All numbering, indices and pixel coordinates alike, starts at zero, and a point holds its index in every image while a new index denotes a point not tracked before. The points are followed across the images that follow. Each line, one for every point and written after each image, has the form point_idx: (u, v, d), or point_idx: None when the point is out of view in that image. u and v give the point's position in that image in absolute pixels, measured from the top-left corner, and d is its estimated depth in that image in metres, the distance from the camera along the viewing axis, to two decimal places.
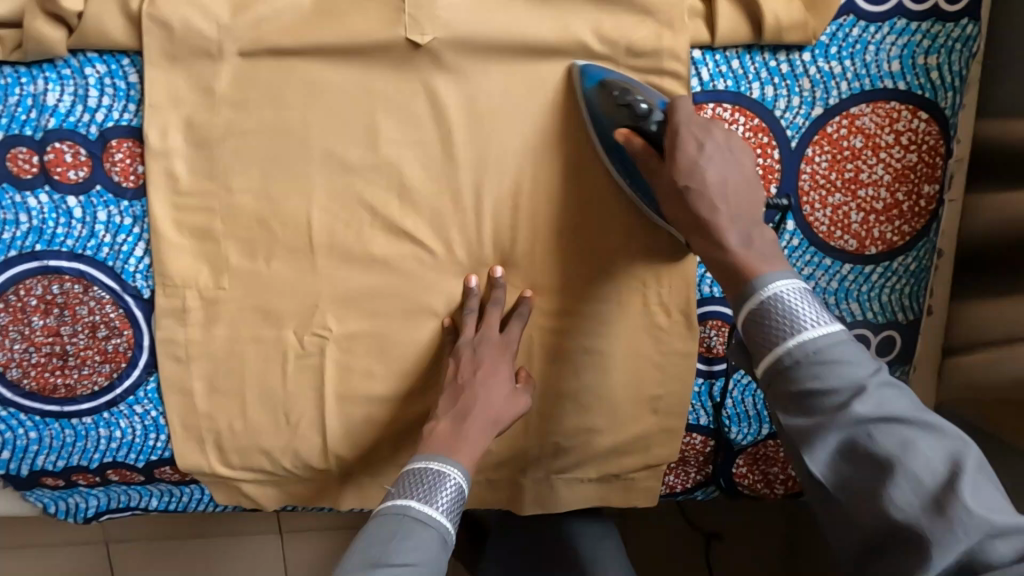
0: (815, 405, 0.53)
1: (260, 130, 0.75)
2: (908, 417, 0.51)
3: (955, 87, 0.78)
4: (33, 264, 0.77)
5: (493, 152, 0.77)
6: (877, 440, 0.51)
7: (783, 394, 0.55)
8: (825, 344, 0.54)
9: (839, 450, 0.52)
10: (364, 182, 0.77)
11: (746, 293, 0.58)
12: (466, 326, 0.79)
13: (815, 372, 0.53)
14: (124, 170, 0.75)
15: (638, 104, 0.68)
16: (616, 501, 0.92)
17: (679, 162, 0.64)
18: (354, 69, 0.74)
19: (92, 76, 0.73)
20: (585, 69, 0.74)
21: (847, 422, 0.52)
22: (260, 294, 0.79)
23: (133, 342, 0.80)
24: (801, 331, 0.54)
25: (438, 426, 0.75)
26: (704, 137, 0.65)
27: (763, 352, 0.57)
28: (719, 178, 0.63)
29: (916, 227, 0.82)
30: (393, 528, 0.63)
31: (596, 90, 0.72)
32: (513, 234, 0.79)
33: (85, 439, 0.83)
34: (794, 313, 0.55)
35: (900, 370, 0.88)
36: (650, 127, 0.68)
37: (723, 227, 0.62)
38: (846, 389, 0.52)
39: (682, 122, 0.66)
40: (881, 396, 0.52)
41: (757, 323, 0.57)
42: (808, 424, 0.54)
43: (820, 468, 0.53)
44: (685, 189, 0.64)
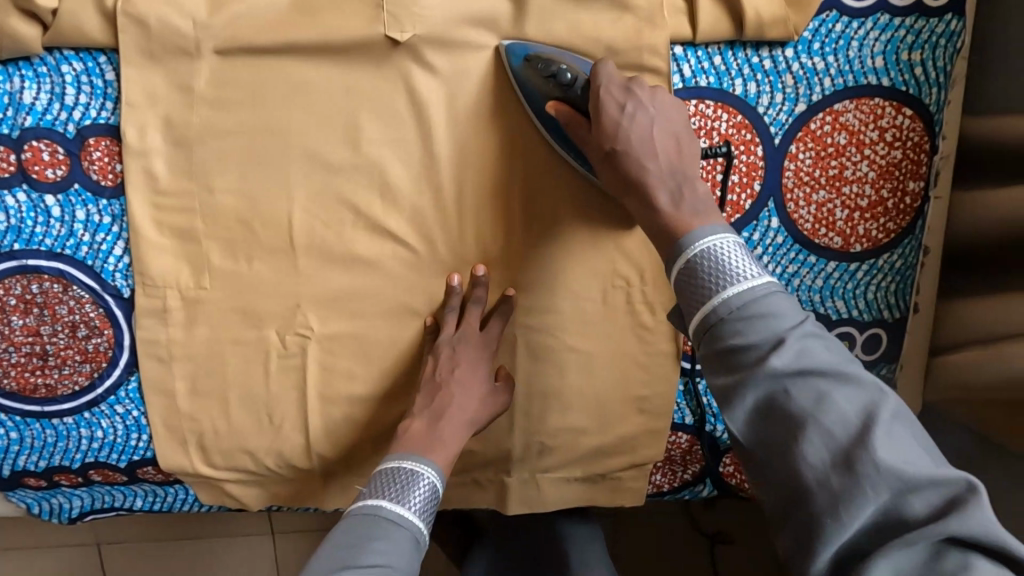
0: (735, 360, 0.53)
1: (239, 129, 0.74)
2: (828, 371, 0.50)
3: (940, 83, 0.77)
4: (11, 264, 0.76)
5: (474, 149, 0.76)
6: (794, 395, 0.50)
7: (709, 350, 0.55)
8: (750, 300, 0.53)
9: (758, 406, 0.52)
10: (345, 180, 0.76)
11: (679, 251, 0.58)
12: (446, 323, 0.79)
13: (738, 327, 0.53)
14: (102, 168, 0.74)
15: (560, 75, 0.69)
16: (603, 502, 0.91)
17: (604, 130, 0.67)
18: (334, 66, 0.74)
19: (69, 74, 0.72)
20: (509, 48, 0.73)
21: (766, 377, 0.51)
22: (241, 293, 0.79)
23: (114, 342, 0.80)
24: (727, 287, 0.54)
25: (413, 425, 0.76)
26: (625, 99, 0.67)
27: (693, 309, 0.56)
28: (642, 138, 0.66)
29: (901, 224, 0.81)
30: (364, 527, 0.65)
31: (523, 66, 0.72)
32: (495, 233, 0.79)
33: (67, 440, 0.83)
34: (722, 268, 0.55)
35: (887, 368, 0.88)
36: (575, 95, 0.69)
37: (652, 187, 0.65)
38: (766, 343, 0.51)
39: (603, 89, 0.67)
40: (801, 349, 0.51)
41: (688, 280, 0.57)
42: (728, 380, 0.53)
43: (739, 424, 0.52)
44: (612, 152, 0.67)
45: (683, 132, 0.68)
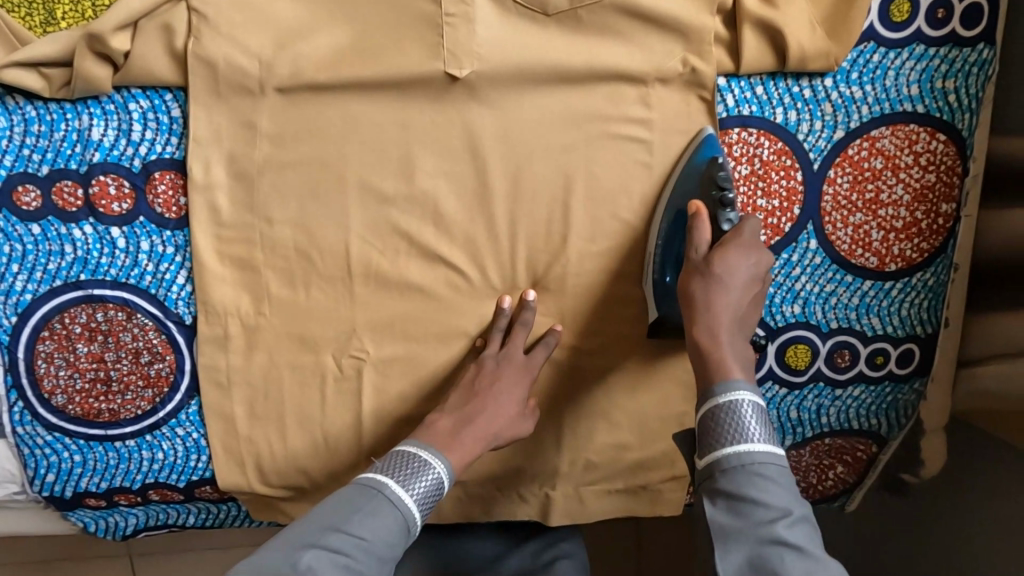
0: (745, 511, 0.59)
1: (299, 163, 0.77)
2: (817, 555, 0.57)
3: (972, 109, 0.80)
4: (77, 294, 0.79)
5: (526, 180, 0.79)
6: (786, 564, 0.56)
7: (716, 490, 0.61)
8: (769, 464, 0.60)
9: (749, 561, 0.58)
10: (400, 210, 0.79)
11: (723, 386, 0.63)
12: (491, 341, 0.82)
13: (752, 483, 0.59)
14: (166, 201, 0.77)
15: (729, 194, 0.71)
16: (641, 513, 0.94)
17: (726, 251, 0.68)
18: (391, 102, 0.76)
19: (136, 111, 0.75)
20: (710, 137, 0.76)
21: (766, 536, 0.58)
22: (299, 321, 0.81)
23: (175, 367, 0.82)
24: (754, 441, 0.61)
25: (439, 421, 0.78)
26: (752, 254, 0.69)
27: (716, 444, 0.62)
28: (737, 289, 0.68)
29: (934, 243, 0.84)
30: (364, 500, 0.68)
31: (705, 164, 0.75)
32: (545, 258, 0.81)
33: (129, 461, 0.85)
34: (756, 420, 0.62)
35: (918, 382, 0.91)
36: (722, 223, 0.71)
37: (728, 331, 0.67)
38: (774, 508, 0.58)
39: (747, 234, 0.69)
40: (799, 529, 0.58)
41: (718, 415, 0.63)
42: (730, 525, 0.59)
43: (726, 566, 0.59)
44: (715, 276, 0.68)
45: (756, 305, 0.71)
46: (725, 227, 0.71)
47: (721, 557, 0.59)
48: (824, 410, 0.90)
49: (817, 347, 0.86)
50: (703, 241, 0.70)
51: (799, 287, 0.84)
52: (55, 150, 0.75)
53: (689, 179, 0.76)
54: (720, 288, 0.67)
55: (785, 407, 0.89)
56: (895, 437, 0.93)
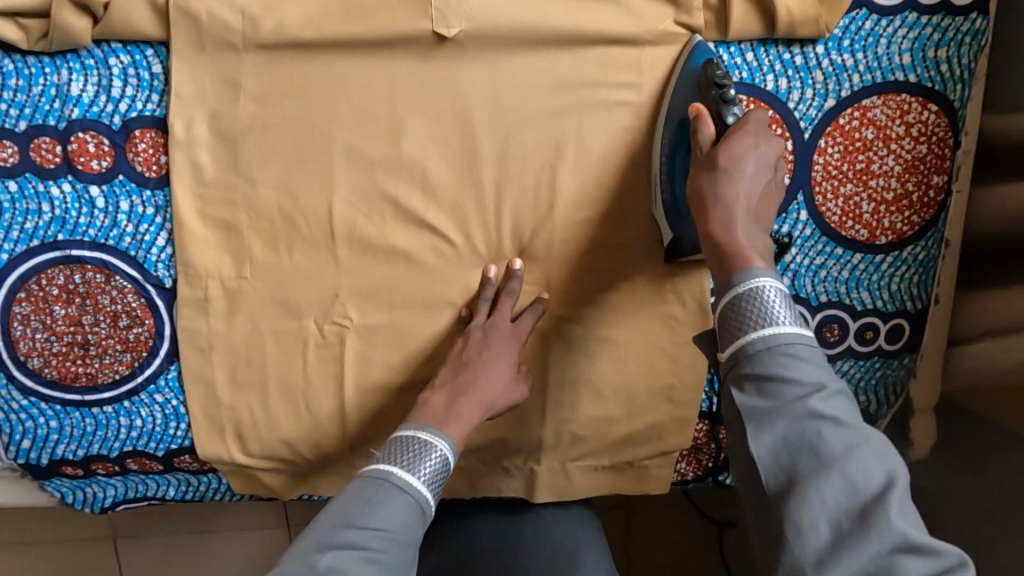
0: (776, 390, 0.57)
1: (282, 123, 0.76)
2: (855, 425, 0.56)
3: (964, 80, 0.79)
4: (55, 254, 0.77)
5: (513, 145, 0.78)
6: (824, 437, 0.55)
7: (745, 375, 0.59)
8: (797, 343, 0.58)
9: (784, 438, 0.56)
10: (385, 174, 0.78)
11: (740, 276, 0.61)
12: (478, 312, 0.80)
13: (782, 363, 0.57)
14: (147, 160, 0.76)
15: (729, 90, 0.68)
16: (628, 489, 0.93)
17: (730, 143, 0.65)
18: (378, 62, 0.75)
19: (116, 66, 0.73)
20: (698, 43, 0.74)
21: (801, 411, 0.56)
22: (281, 286, 0.80)
23: (154, 332, 0.81)
24: (779, 324, 0.59)
25: (432, 399, 0.76)
26: (762, 142, 0.66)
27: (740, 331, 0.60)
28: (748, 179, 0.64)
29: (924, 217, 0.84)
30: (372, 491, 0.66)
31: (699, 67, 0.73)
32: (531, 225, 0.80)
33: (106, 428, 0.84)
34: (779, 304, 0.59)
35: (908, 359, 0.90)
36: (726, 117, 0.68)
37: (742, 224, 0.63)
38: (807, 383, 0.57)
39: (751, 123, 0.66)
40: (833, 402, 0.57)
41: (739, 305, 0.60)
42: (762, 405, 0.57)
43: (761, 447, 0.57)
44: (724, 169, 0.64)
45: (773, 195, 0.67)
46: (730, 121, 0.68)
47: (754, 440, 0.57)
48: None
49: (806, 322, 0.85)
50: (708, 139, 0.68)
51: (789, 260, 0.83)
52: (32, 105, 0.73)
53: (683, 87, 0.74)
54: (729, 181, 0.64)
55: None
56: (884, 416, 0.92)
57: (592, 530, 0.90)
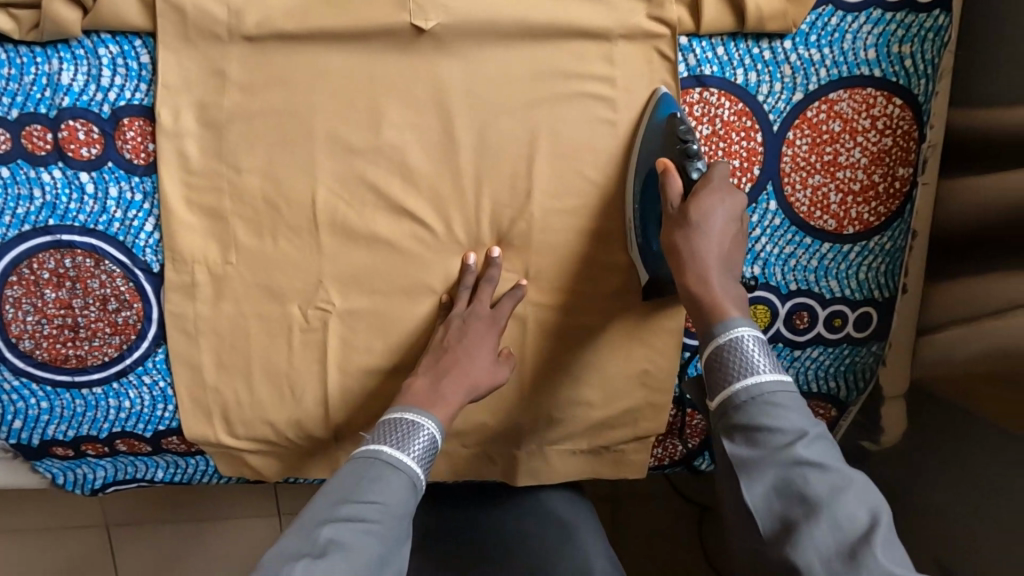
0: (762, 439, 0.58)
1: (265, 113, 0.78)
2: (839, 468, 0.56)
3: (928, 75, 0.82)
4: (46, 239, 0.80)
5: (490, 135, 0.80)
6: (810, 482, 0.55)
7: (733, 426, 0.61)
8: (779, 391, 0.60)
9: (774, 486, 0.57)
10: (366, 162, 0.80)
11: (719, 327, 0.63)
12: (459, 299, 0.83)
13: (765, 411, 0.59)
14: (135, 147, 0.78)
15: (692, 144, 0.72)
16: (605, 473, 0.95)
17: (699, 198, 0.68)
18: (359, 54, 0.78)
19: (106, 57, 0.76)
20: (664, 95, 0.78)
21: (787, 459, 0.57)
22: (265, 271, 0.82)
23: (143, 315, 0.83)
24: (759, 372, 0.61)
25: (415, 382, 0.78)
26: (727, 197, 0.69)
27: (723, 383, 0.62)
28: (717, 233, 0.68)
29: (891, 207, 0.86)
30: (365, 469, 0.67)
31: (665, 120, 0.76)
32: (509, 213, 0.83)
33: (95, 409, 0.86)
34: (759, 353, 0.61)
35: (876, 346, 0.93)
36: (691, 173, 0.71)
37: (717, 276, 0.66)
38: (791, 431, 0.58)
39: (717, 178, 0.69)
40: (819, 448, 0.58)
41: (719, 356, 0.63)
42: (750, 455, 0.58)
43: (752, 495, 0.58)
44: (695, 224, 0.67)
45: (742, 247, 0.71)
46: (694, 176, 0.71)
47: (746, 490, 0.58)
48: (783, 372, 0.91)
49: (776, 308, 0.88)
50: (677, 193, 0.71)
51: (759, 248, 0.86)
52: (24, 94, 0.76)
53: (653, 140, 0.78)
54: (700, 236, 0.67)
55: None
56: (856, 402, 0.95)
57: (570, 512, 0.93)
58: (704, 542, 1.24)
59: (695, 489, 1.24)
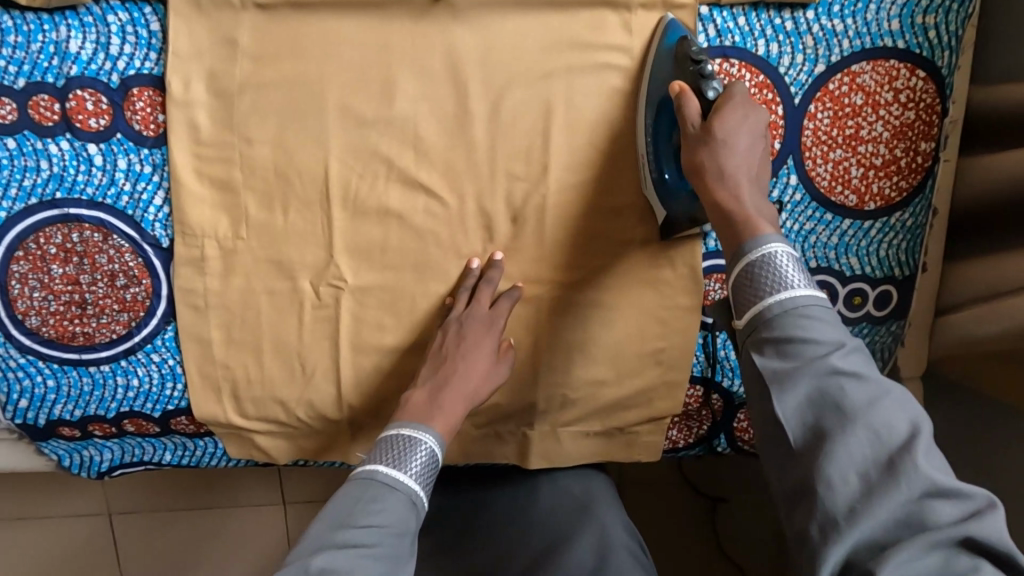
0: (797, 350, 0.56)
1: (277, 82, 0.77)
2: (875, 379, 0.56)
3: (952, 47, 0.80)
4: (53, 213, 0.78)
5: (506, 106, 0.79)
6: (848, 393, 0.55)
7: (765, 337, 0.59)
8: (814, 303, 0.58)
9: (809, 397, 0.56)
10: (380, 135, 0.79)
11: (751, 246, 0.61)
12: (458, 300, 0.81)
13: (801, 323, 0.57)
14: (144, 118, 0.76)
15: (707, 66, 0.70)
16: (618, 456, 0.94)
17: (724, 115, 0.66)
18: (373, 23, 0.76)
19: (115, 24, 0.74)
20: (670, 22, 0.76)
21: (825, 370, 0.55)
22: (275, 245, 0.81)
23: (151, 291, 0.82)
24: (793, 287, 0.58)
25: (415, 395, 0.78)
26: (750, 110, 0.67)
27: (756, 297, 0.60)
28: (744, 149, 0.66)
29: (913, 182, 0.85)
30: (362, 491, 0.67)
31: (676, 45, 0.74)
32: (524, 187, 0.81)
33: (103, 388, 0.84)
34: (792, 269, 0.59)
35: (895, 325, 0.91)
36: (707, 92, 0.68)
37: (747, 190, 0.64)
38: (827, 342, 0.56)
39: (739, 95, 0.68)
40: (854, 358, 0.57)
41: (751, 271, 0.60)
42: (785, 367, 0.57)
43: (786, 407, 0.56)
44: (722, 141, 0.65)
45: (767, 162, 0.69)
46: (711, 95, 0.68)
47: (779, 401, 0.57)
48: None
49: None
50: (696, 114, 0.68)
51: (779, 224, 0.84)
52: (31, 62, 0.74)
53: (662, 65, 0.75)
54: (727, 153, 0.65)
55: None
56: None
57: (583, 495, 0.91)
58: (715, 531, 1.23)
59: (705, 475, 1.23)
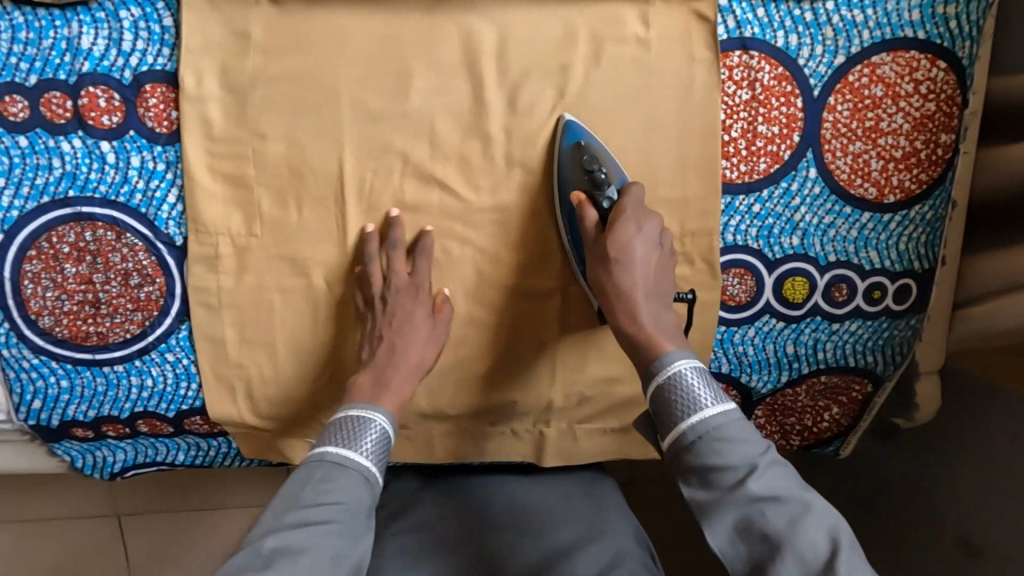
0: (714, 479, 0.62)
1: (291, 77, 0.76)
2: (793, 497, 0.59)
3: (973, 37, 0.79)
4: (66, 211, 0.77)
5: (522, 100, 0.78)
6: (767, 517, 0.59)
7: (688, 466, 0.64)
8: (722, 425, 0.63)
9: (735, 525, 0.60)
10: (394, 130, 0.78)
11: (658, 370, 0.68)
12: (372, 277, 0.79)
13: (714, 449, 0.62)
14: (158, 115, 0.76)
15: (599, 175, 0.76)
16: (634, 453, 0.94)
17: (615, 233, 0.73)
18: (387, 16, 0.75)
19: (127, 19, 0.73)
20: (568, 123, 0.78)
21: (742, 497, 0.60)
22: (289, 242, 0.80)
23: (165, 290, 0.81)
24: (701, 410, 0.64)
25: (360, 379, 0.77)
26: (642, 222, 0.75)
27: (673, 422, 0.66)
28: (640, 262, 0.74)
29: (933, 175, 0.84)
30: (312, 473, 0.67)
31: (574, 150, 0.77)
32: (540, 182, 0.80)
33: (117, 389, 0.84)
34: (697, 389, 0.65)
35: (915, 319, 0.90)
36: (603, 204, 0.76)
37: (644, 306, 0.73)
38: (740, 466, 0.61)
39: (630, 207, 0.75)
40: (771, 476, 0.61)
41: (662, 395, 0.67)
42: (708, 498, 0.62)
43: (718, 538, 0.61)
44: (616, 260, 0.73)
45: (668, 265, 0.76)
46: (606, 205, 0.76)
47: (711, 533, 0.61)
48: (820, 345, 0.89)
49: (815, 281, 0.86)
50: (592, 226, 0.76)
51: (799, 218, 0.84)
52: (43, 59, 0.73)
53: (566, 169, 0.78)
54: (622, 269, 0.73)
55: (781, 341, 0.88)
56: (891, 377, 0.93)
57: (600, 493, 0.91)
58: None
59: None
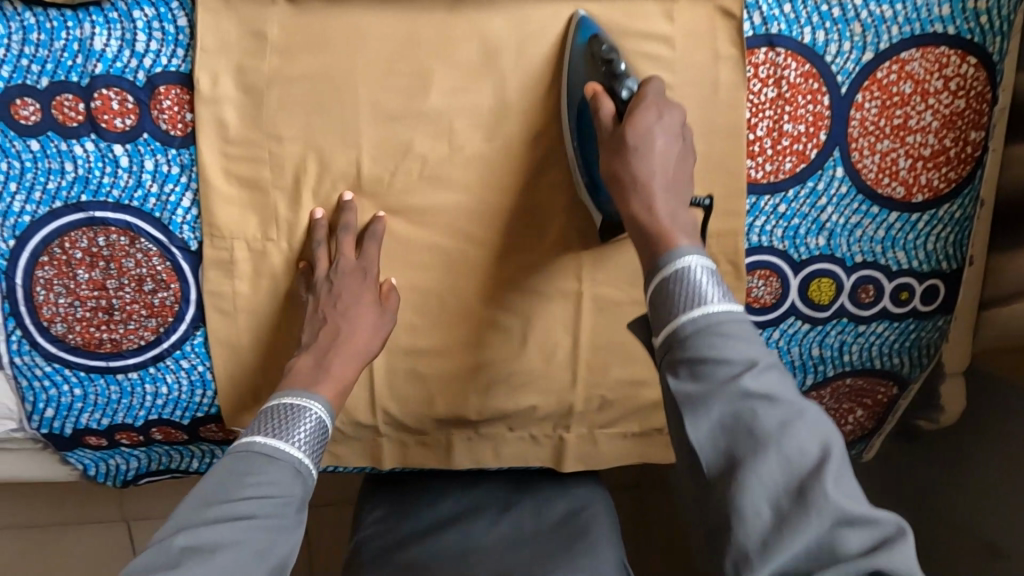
0: (708, 371, 0.57)
1: (307, 78, 0.74)
2: (788, 400, 0.56)
3: (1003, 32, 0.78)
4: (78, 216, 0.76)
5: (543, 99, 0.76)
6: (759, 417, 0.55)
7: (679, 358, 0.59)
8: (726, 320, 0.59)
9: (720, 420, 0.56)
10: (412, 130, 0.76)
11: (666, 261, 0.62)
12: (318, 261, 0.77)
13: (713, 342, 0.58)
14: (172, 117, 0.74)
15: (618, 65, 0.70)
16: (655, 457, 0.92)
17: (634, 116, 0.67)
18: (405, 14, 0.74)
19: (140, 19, 0.71)
20: (583, 19, 0.74)
21: (735, 391, 0.56)
22: (305, 246, 0.78)
23: (180, 296, 0.79)
24: (707, 303, 0.59)
25: (299, 362, 0.74)
26: (664, 108, 0.68)
27: (672, 313, 0.60)
28: (661, 152, 0.66)
29: (961, 173, 0.82)
30: (236, 465, 0.64)
31: (587, 47, 0.73)
32: (561, 183, 0.78)
33: (131, 397, 0.82)
34: (706, 284, 0.60)
35: (942, 321, 0.88)
36: (621, 92, 0.69)
37: (660, 195, 0.66)
38: (738, 363, 0.57)
39: (651, 94, 0.68)
40: (767, 376, 0.57)
41: (668, 288, 0.61)
42: (696, 390, 0.57)
43: (698, 433, 0.57)
44: (634, 149, 0.66)
45: (688, 160, 0.69)
46: (625, 95, 0.69)
47: (692, 426, 0.57)
48: (846, 347, 0.88)
49: (841, 281, 0.84)
50: (609, 116, 0.69)
51: (825, 218, 0.82)
52: (55, 61, 0.72)
53: (578, 71, 0.74)
54: (640, 157, 0.66)
55: (806, 343, 0.87)
56: (917, 378, 0.91)
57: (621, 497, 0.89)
58: None
59: None
